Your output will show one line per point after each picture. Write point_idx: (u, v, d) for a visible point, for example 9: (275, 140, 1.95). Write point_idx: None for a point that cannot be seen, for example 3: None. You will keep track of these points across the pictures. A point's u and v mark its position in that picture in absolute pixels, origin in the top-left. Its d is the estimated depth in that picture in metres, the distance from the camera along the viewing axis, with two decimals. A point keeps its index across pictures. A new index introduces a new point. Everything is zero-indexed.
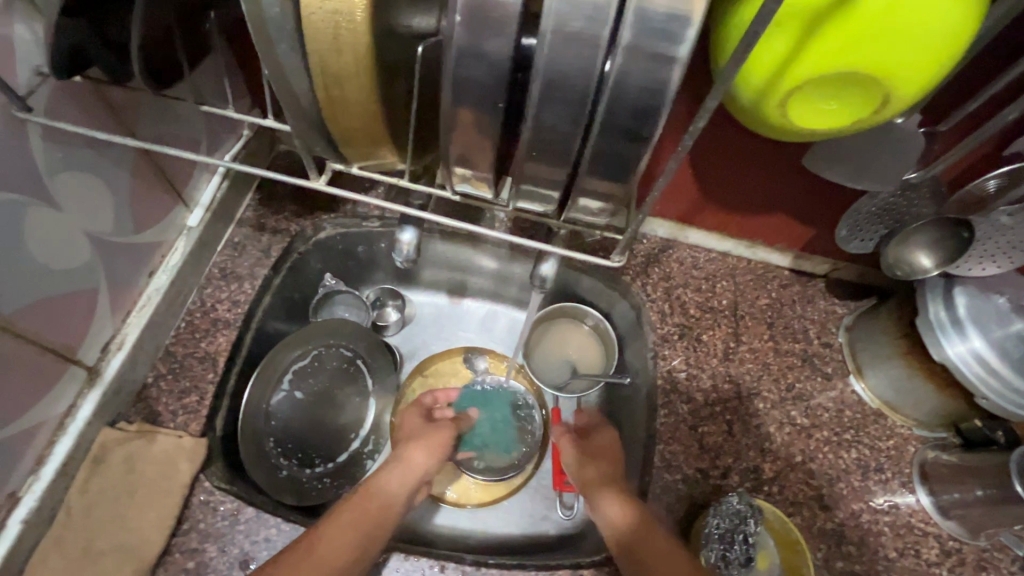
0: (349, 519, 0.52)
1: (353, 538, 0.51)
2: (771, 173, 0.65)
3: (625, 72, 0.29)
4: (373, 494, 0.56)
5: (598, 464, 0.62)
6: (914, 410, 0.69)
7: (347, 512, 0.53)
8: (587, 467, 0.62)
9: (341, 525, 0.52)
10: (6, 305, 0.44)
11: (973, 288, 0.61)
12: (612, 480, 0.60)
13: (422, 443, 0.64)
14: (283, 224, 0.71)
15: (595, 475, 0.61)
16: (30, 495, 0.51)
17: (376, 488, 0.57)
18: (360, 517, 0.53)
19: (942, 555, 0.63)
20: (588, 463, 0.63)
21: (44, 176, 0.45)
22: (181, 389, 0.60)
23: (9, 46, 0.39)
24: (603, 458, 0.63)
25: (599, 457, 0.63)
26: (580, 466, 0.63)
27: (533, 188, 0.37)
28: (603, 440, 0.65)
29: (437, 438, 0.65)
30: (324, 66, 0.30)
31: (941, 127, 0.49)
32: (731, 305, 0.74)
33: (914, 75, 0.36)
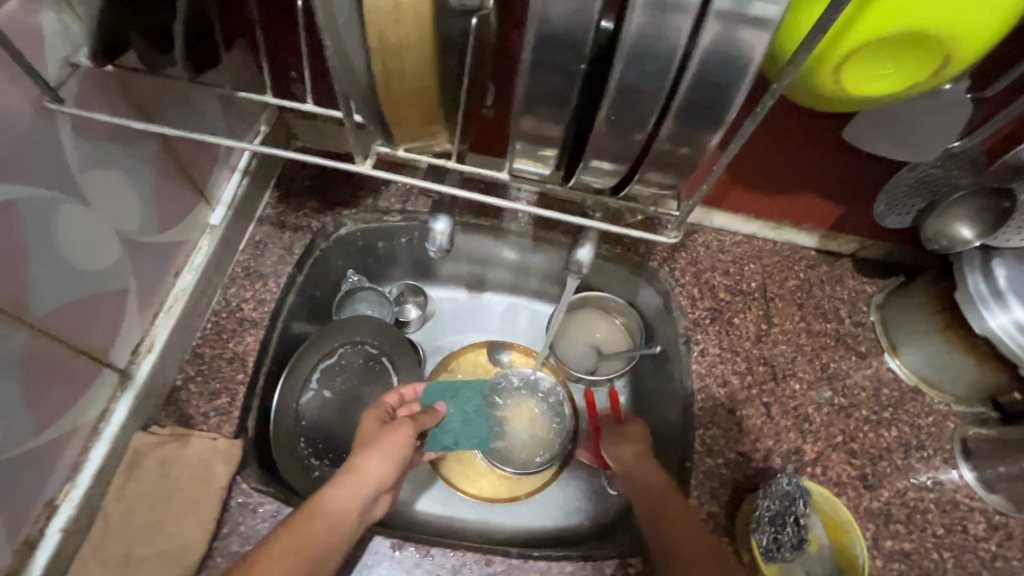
0: (286, 547, 0.45)
1: (295, 567, 0.44)
2: (800, 150, 0.64)
3: (720, 41, 0.27)
4: (316, 516, 0.47)
5: (630, 447, 0.63)
6: (953, 385, 0.68)
7: (283, 537, 0.45)
8: (619, 449, 0.64)
9: (280, 552, 0.44)
10: (43, 306, 0.43)
11: (1011, 258, 0.59)
12: (644, 461, 0.61)
13: (377, 452, 0.52)
14: (304, 220, 0.69)
15: (627, 457, 0.62)
16: (67, 503, 0.50)
17: (319, 509, 0.47)
18: (300, 545, 0.45)
19: (989, 530, 0.63)
20: (621, 446, 0.64)
21: (75, 171, 0.43)
22: (211, 390, 0.59)
23: (40, 36, 0.38)
24: (634, 443, 0.64)
25: (631, 441, 0.64)
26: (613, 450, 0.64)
27: (596, 163, 0.35)
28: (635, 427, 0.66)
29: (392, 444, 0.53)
30: (383, 36, 0.29)
31: (987, 93, 0.49)
32: (761, 287, 0.73)
33: (979, 33, 0.35)
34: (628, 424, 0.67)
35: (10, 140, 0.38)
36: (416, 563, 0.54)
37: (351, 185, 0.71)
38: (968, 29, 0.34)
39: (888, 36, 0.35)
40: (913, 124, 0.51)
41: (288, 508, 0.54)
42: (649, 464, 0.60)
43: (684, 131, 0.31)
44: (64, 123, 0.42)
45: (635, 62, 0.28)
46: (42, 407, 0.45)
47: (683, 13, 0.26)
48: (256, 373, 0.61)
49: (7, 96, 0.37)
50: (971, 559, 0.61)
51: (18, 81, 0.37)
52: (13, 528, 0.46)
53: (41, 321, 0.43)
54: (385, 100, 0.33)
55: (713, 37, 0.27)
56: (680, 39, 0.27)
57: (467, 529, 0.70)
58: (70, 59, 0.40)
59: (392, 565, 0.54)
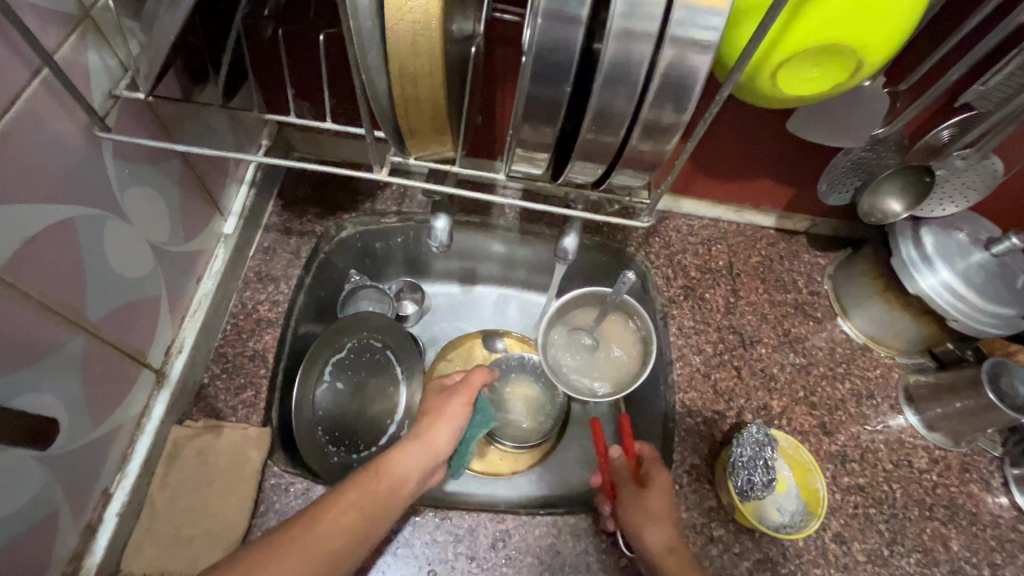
0: (353, 497, 0.51)
1: (356, 520, 0.49)
2: (754, 140, 0.73)
3: (673, 60, 0.34)
4: (383, 474, 0.54)
5: (661, 532, 0.57)
6: (896, 341, 0.77)
7: (353, 492, 0.51)
8: (653, 530, 0.57)
9: (345, 504, 0.50)
10: (94, 313, 0.48)
11: (936, 227, 0.68)
12: (675, 555, 0.55)
13: (447, 424, 0.61)
14: (308, 226, 0.75)
15: (658, 544, 0.56)
16: (120, 490, 0.55)
17: (387, 468, 0.54)
18: (365, 501, 0.51)
19: (931, 462, 0.72)
20: (651, 527, 0.57)
21: (116, 191, 0.49)
22: (237, 385, 0.64)
23: (86, 73, 0.43)
24: (663, 523, 0.57)
25: (660, 519, 0.58)
26: (641, 530, 0.57)
27: (580, 164, 0.43)
28: (661, 494, 0.59)
29: (459, 417, 0.62)
30: (403, 68, 0.36)
31: (903, 86, 0.58)
32: (727, 265, 0.82)
33: (880, 44, 0.43)
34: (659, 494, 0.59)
35: (66, 165, 0.43)
36: (437, 525, 0.61)
37: (350, 192, 0.77)
38: (872, 39, 0.42)
39: (809, 48, 0.43)
40: (845, 114, 0.59)
41: (318, 486, 0.60)
42: (682, 561, 0.55)
43: (651, 135, 0.38)
44: (108, 148, 0.47)
45: (611, 81, 0.35)
46: (95, 404, 0.50)
47: (646, 41, 0.33)
48: (276, 368, 0.66)
49: (64, 127, 0.42)
50: (916, 488, 0.70)
51: (72, 113, 0.43)
52: (77, 514, 0.51)
53: (94, 324, 0.48)
54: (402, 116, 0.39)
55: (669, 57, 0.34)
56: (644, 60, 0.34)
57: (476, 500, 0.76)
58: (112, 92, 0.45)
59: (414, 529, 0.61)
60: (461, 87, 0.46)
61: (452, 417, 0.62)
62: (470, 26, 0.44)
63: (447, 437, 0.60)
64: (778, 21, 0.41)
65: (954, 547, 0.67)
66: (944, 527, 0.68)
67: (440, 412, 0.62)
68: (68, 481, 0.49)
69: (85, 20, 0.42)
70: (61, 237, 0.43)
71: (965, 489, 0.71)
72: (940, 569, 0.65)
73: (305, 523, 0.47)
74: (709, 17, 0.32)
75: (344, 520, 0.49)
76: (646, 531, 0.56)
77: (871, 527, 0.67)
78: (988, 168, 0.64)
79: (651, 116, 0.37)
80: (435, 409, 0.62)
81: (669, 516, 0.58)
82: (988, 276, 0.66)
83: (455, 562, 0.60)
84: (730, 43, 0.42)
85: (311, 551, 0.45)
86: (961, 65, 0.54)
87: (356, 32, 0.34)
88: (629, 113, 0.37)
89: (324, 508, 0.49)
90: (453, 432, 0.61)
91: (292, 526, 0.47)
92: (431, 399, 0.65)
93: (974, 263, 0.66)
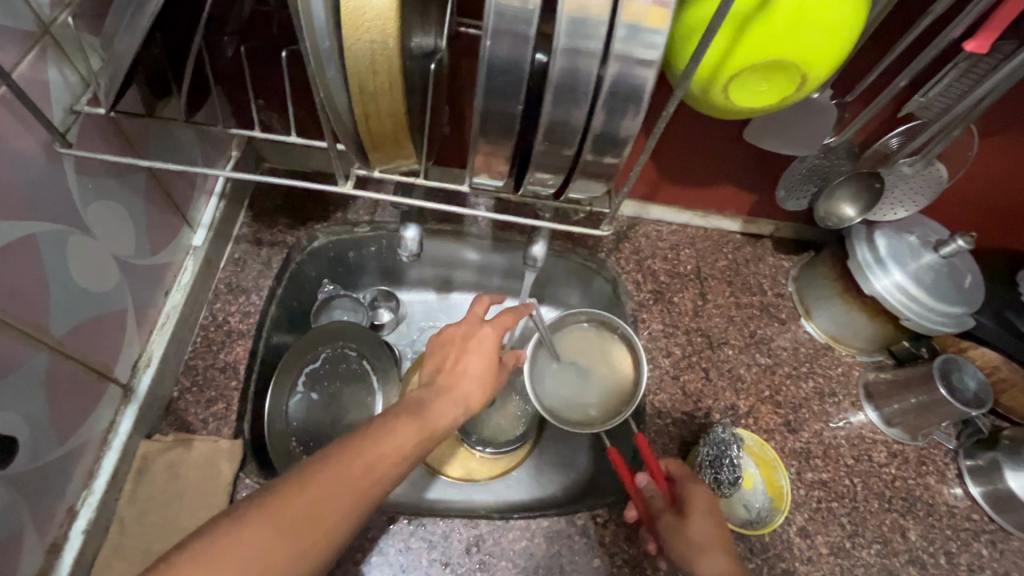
0: (410, 436, 0.46)
1: (409, 456, 0.46)
2: (714, 148, 0.75)
3: (618, 77, 0.35)
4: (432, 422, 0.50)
5: (715, 559, 0.55)
6: (856, 340, 0.80)
7: (408, 423, 0.47)
8: (704, 561, 0.55)
9: (403, 435, 0.46)
10: (58, 329, 0.47)
11: (889, 231, 0.71)
12: None
13: (480, 382, 0.56)
14: (280, 237, 0.75)
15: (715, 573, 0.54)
16: (87, 507, 0.54)
17: (433, 418, 0.50)
18: (422, 438, 0.47)
19: (890, 456, 0.75)
20: (703, 556, 0.55)
21: (79, 206, 0.48)
22: (208, 398, 0.64)
23: (46, 89, 0.43)
24: (714, 551, 0.56)
25: (709, 546, 0.56)
26: (692, 563, 0.55)
27: (539, 175, 0.44)
28: (702, 518, 0.58)
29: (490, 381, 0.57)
30: (362, 86, 0.37)
31: (850, 97, 0.61)
32: (695, 269, 0.84)
33: (821, 59, 0.45)
34: (696, 518, 0.58)
35: (27, 180, 0.43)
36: (411, 532, 0.61)
37: (322, 202, 0.78)
38: (813, 50, 0.44)
39: (757, 62, 0.45)
40: (798, 123, 0.62)
41: None
42: None
43: (604, 148, 0.40)
44: (70, 163, 0.47)
45: (561, 96, 0.37)
46: (60, 419, 0.50)
47: (592, 58, 0.35)
48: (247, 380, 0.66)
49: (23, 143, 0.42)
50: (876, 481, 0.73)
51: (33, 129, 0.43)
52: (41, 531, 0.50)
53: (58, 341, 0.48)
54: (364, 131, 0.40)
55: (614, 73, 0.35)
56: (592, 76, 0.36)
57: (452, 506, 0.76)
58: (72, 108, 0.45)
59: (389, 537, 0.61)
60: (421, 101, 0.47)
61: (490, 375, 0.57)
62: (430, 42, 0.46)
63: (478, 393, 0.55)
64: (719, 30, 0.43)
65: (912, 538, 0.70)
66: (903, 518, 0.71)
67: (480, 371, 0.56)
68: (32, 499, 0.48)
69: (45, 36, 0.42)
70: (24, 253, 0.43)
71: (923, 481, 0.74)
72: (899, 559, 0.68)
73: (371, 436, 0.44)
74: (650, 35, 0.34)
75: (402, 454, 0.45)
76: (699, 562, 0.55)
77: (833, 521, 0.69)
78: (932, 174, 0.68)
79: (602, 129, 0.38)
80: (472, 367, 0.56)
81: (717, 539, 0.57)
82: (938, 277, 0.70)
83: (430, 568, 0.60)
84: (678, 46, 0.44)
85: (371, 459, 0.43)
86: (908, 71, 0.55)
87: (314, 51, 0.35)
88: (580, 126, 0.39)
89: (385, 437, 0.45)
90: (481, 391, 0.56)
91: (353, 442, 0.43)
92: (469, 353, 0.57)
93: (924, 265, 0.70)
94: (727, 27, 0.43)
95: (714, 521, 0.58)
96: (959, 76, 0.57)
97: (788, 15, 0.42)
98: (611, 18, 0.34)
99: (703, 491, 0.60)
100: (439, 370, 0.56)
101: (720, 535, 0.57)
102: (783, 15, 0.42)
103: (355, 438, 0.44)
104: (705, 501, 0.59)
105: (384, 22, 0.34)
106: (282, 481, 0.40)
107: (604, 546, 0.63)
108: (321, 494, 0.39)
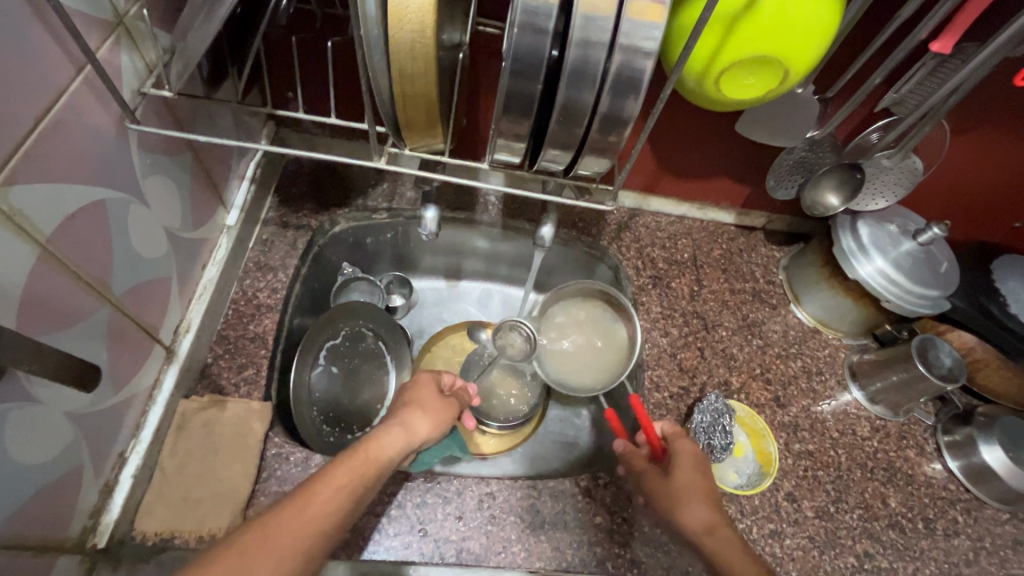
0: (344, 477, 0.51)
1: (346, 502, 0.49)
2: (710, 141, 0.81)
3: (622, 64, 0.41)
4: (370, 458, 0.53)
5: (697, 509, 0.60)
6: (842, 324, 0.86)
7: (343, 471, 0.51)
8: (688, 512, 0.60)
9: (338, 484, 0.50)
10: (120, 287, 0.53)
11: (871, 220, 0.77)
12: (716, 531, 0.58)
13: (430, 416, 0.62)
14: (304, 220, 0.80)
15: (697, 522, 0.59)
16: (135, 455, 0.59)
17: (374, 451, 0.54)
18: (352, 482, 0.51)
19: (873, 431, 0.80)
20: (686, 504, 0.61)
21: (140, 179, 0.54)
22: (239, 364, 0.69)
23: (119, 73, 0.49)
24: (697, 501, 0.61)
25: (693, 495, 0.61)
26: (679, 509, 0.60)
27: (553, 152, 0.50)
28: (688, 469, 0.64)
29: (443, 412, 0.63)
30: (403, 71, 0.42)
31: (830, 92, 0.67)
32: (692, 257, 0.90)
33: (802, 56, 0.51)
34: (679, 470, 0.64)
35: (101, 152, 0.48)
36: (427, 488, 0.66)
37: (343, 189, 0.83)
38: (794, 47, 0.50)
39: (745, 57, 0.51)
40: (783, 116, 0.68)
41: (316, 455, 0.65)
42: (723, 535, 0.57)
43: (610, 127, 0.45)
44: (133, 138, 0.52)
45: (574, 81, 0.42)
46: (116, 370, 0.55)
47: (600, 48, 0.41)
48: (275, 349, 0.71)
49: (100, 119, 0.48)
50: (859, 453, 0.78)
51: (108, 106, 0.48)
52: (98, 472, 0.55)
53: (118, 298, 0.53)
54: (400, 110, 0.46)
55: (618, 61, 0.41)
56: (599, 63, 0.41)
57: (464, 473, 0.81)
58: (139, 90, 0.51)
59: (406, 493, 0.66)
60: (448, 89, 0.53)
61: (442, 409, 0.64)
62: (458, 36, 0.52)
63: (426, 428, 0.61)
64: (708, 25, 0.49)
65: (892, 504, 0.74)
66: (884, 486, 0.76)
67: (421, 404, 0.63)
68: (91, 440, 0.53)
69: (120, 27, 0.48)
70: (98, 217, 0.49)
71: (903, 453, 0.79)
72: (879, 523, 0.73)
73: (301, 500, 0.47)
74: (650, 29, 0.40)
75: (331, 505, 0.48)
76: (684, 512, 0.60)
77: (819, 487, 0.74)
78: (908, 166, 0.74)
79: (609, 109, 0.44)
80: (420, 402, 0.63)
81: (701, 492, 0.62)
82: (918, 263, 0.75)
83: (445, 520, 0.65)
84: (673, 39, 0.51)
85: (302, 523, 0.46)
86: (882, 69, 0.61)
87: (365, 39, 0.41)
88: (590, 107, 0.44)
89: (315, 490, 0.48)
90: (434, 423, 0.61)
91: (285, 508, 0.47)
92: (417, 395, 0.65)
93: (903, 252, 0.75)
94: (714, 23, 0.49)
95: (699, 475, 0.64)
96: (927, 74, 0.63)
97: (770, 14, 0.48)
98: (617, 14, 0.40)
99: (689, 452, 0.66)
100: (396, 407, 0.63)
101: (705, 487, 0.63)
102: (766, 14, 0.48)
103: (280, 507, 0.47)
104: (692, 455, 0.65)
105: (423, 15, 0.40)
106: (210, 554, 0.43)
107: (605, 505, 0.68)
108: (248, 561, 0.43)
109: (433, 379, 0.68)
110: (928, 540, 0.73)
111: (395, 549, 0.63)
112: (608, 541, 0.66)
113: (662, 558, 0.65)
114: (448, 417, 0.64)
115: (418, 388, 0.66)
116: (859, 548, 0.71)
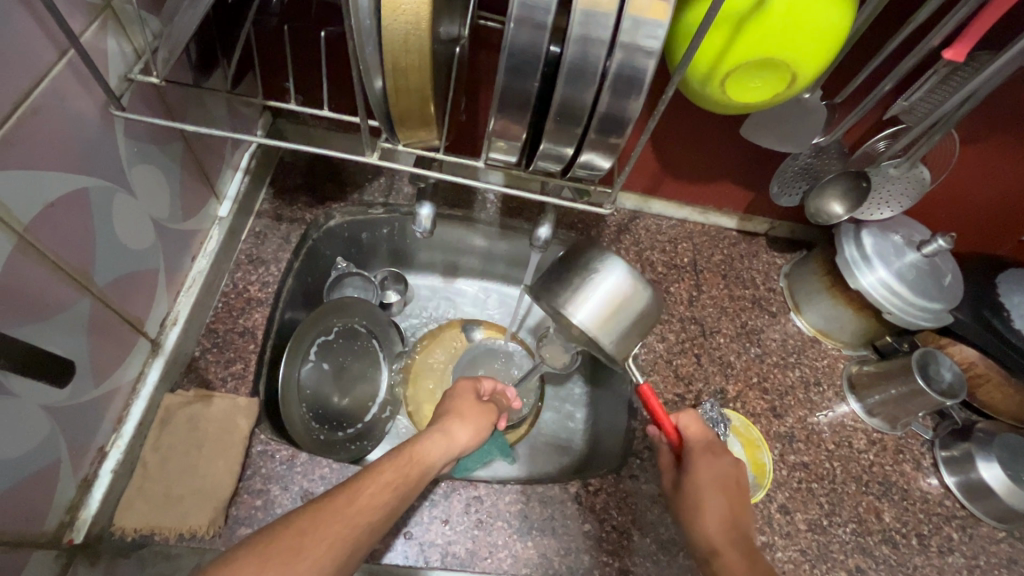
0: (390, 474, 0.51)
1: (388, 500, 0.49)
2: (714, 143, 0.79)
3: (622, 64, 0.40)
4: (415, 459, 0.54)
5: (708, 532, 0.59)
6: (841, 334, 0.84)
7: (391, 469, 0.51)
8: (699, 531, 0.59)
9: (383, 482, 0.50)
10: (102, 278, 0.52)
11: (875, 229, 0.76)
12: (721, 556, 0.56)
13: (468, 424, 0.64)
14: (298, 213, 0.79)
15: (704, 544, 0.59)
16: (116, 449, 0.58)
17: (417, 453, 0.55)
18: (398, 481, 0.51)
19: (869, 443, 0.79)
20: (697, 522, 0.60)
21: (125, 167, 0.53)
22: (227, 358, 0.67)
23: (104, 58, 0.47)
24: (706, 522, 0.59)
25: (705, 514, 0.60)
26: (690, 528, 0.60)
27: (551, 151, 0.48)
28: (702, 484, 0.61)
29: (481, 421, 0.66)
30: (396, 63, 0.41)
31: (838, 97, 0.66)
32: (692, 262, 0.88)
33: (810, 60, 0.49)
34: (693, 484, 0.62)
35: (85, 140, 0.47)
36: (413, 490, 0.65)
37: (338, 183, 0.82)
38: (804, 50, 0.48)
39: (750, 59, 0.49)
40: (789, 120, 0.67)
41: (302, 452, 0.63)
42: (728, 557, 0.56)
43: (609, 126, 0.44)
44: (119, 126, 0.51)
45: (572, 79, 0.41)
46: (97, 362, 0.54)
47: (601, 46, 0.39)
48: (264, 345, 0.70)
49: (82, 103, 0.46)
50: (855, 466, 0.77)
51: (92, 92, 0.47)
52: (75, 466, 0.54)
53: (101, 289, 0.52)
54: (392, 104, 0.45)
55: (619, 60, 0.39)
56: (600, 62, 0.40)
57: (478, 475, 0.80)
58: (126, 76, 0.50)
59: None
60: (444, 84, 0.52)
61: (480, 416, 0.66)
62: (456, 29, 0.50)
63: (467, 435, 0.63)
64: (713, 24, 0.47)
65: (886, 519, 0.73)
66: (878, 501, 0.74)
67: (458, 414, 0.65)
68: (69, 433, 0.52)
69: (107, 10, 0.47)
70: (78, 205, 0.48)
71: (899, 468, 0.78)
72: (873, 538, 0.72)
73: (343, 499, 0.46)
74: (653, 27, 0.38)
75: (378, 498, 0.48)
76: (694, 531, 0.60)
77: (812, 500, 0.73)
78: (916, 176, 0.72)
79: (609, 108, 0.42)
80: (458, 411, 0.66)
81: (715, 510, 0.60)
82: (922, 275, 0.73)
83: (430, 524, 0.64)
84: (677, 36, 0.49)
85: (351, 519, 0.46)
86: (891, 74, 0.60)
87: (356, 29, 0.39)
88: (589, 105, 0.43)
89: (362, 484, 0.48)
90: (473, 431, 0.64)
91: (335, 496, 0.47)
92: (456, 399, 0.68)
93: (907, 263, 0.73)
94: (720, 21, 0.47)
95: (715, 493, 0.61)
96: (939, 82, 0.62)
97: (778, 15, 0.47)
98: (619, 10, 0.38)
99: (706, 461, 0.63)
100: (437, 416, 0.65)
101: (721, 506, 0.60)
102: (774, 14, 0.47)
103: (333, 494, 0.47)
104: (708, 471, 0.62)
105: (419, 6, 0.38)
106: (274, 528, 0.43)
107: (594, 512, 0.66)
108: (302, 537, 0.43)
109: (472, 388, 0.71)
110: (921, 556, 0.71)
111: (379, 552, 0.62)
112: (597, 549, 0.65)
113: (651, 567, 0.64)
114: (486, 423, 0.67)
115: (453, 396, 0.69)
116: (850, 563, 0.70)
